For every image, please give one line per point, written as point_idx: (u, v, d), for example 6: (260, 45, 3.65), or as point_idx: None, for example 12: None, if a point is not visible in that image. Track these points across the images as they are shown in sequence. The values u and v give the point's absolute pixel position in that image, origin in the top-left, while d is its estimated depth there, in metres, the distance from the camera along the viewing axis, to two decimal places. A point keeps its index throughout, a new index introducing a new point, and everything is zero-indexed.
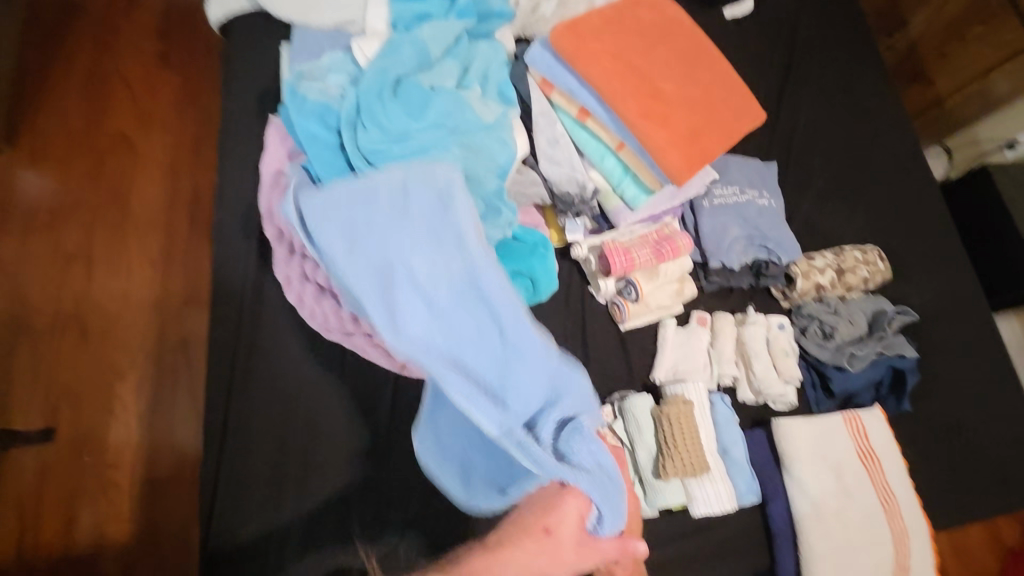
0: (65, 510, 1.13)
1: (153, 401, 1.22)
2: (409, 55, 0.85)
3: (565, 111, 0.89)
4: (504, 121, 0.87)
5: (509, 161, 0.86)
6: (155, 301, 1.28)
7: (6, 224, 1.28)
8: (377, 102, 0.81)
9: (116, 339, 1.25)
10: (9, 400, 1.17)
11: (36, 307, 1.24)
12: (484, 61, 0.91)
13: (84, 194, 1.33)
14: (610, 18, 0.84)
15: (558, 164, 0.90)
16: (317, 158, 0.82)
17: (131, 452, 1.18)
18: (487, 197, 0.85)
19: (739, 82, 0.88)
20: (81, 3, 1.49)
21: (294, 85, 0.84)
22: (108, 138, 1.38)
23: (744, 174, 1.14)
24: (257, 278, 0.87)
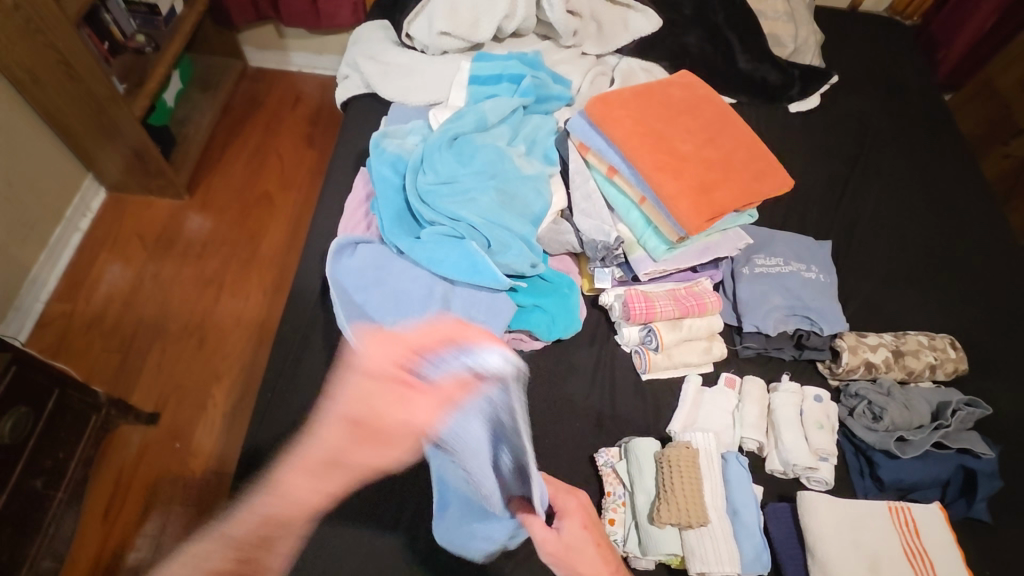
0: (147, 486, 1.31)
1: (237, 406, 1.42)
2: (470, 120, 1.04)
3: (598, 170, 1.00)
4: (542, 175, 1.01)
5: (542, 208, 0.99)
6: (259, 322, 1.54)
7: (171, 251, 1.64)
8: (436, 153, 1.00)
9: (223, 349, 1.50)
10: (134, 386, 1.43)
11: (173, 315, 1.54)
12: (534, 129, 1.07)
13: (230, 234, 1.68)
14: (642, 94, 0.97)
15: (588, 216, 1.00)
16: (383, 194, 1.01)
17: (209, 447, 1.37)
18: (517, 236, 0.95)
19: (764, 151, 0.95)
20: (264, 100, 1.98)
21: (379, 140, 1.06)
22: (257, 196, 1.76)
23: (792, 247, 1.13)
24: (322, 288, 1.04)
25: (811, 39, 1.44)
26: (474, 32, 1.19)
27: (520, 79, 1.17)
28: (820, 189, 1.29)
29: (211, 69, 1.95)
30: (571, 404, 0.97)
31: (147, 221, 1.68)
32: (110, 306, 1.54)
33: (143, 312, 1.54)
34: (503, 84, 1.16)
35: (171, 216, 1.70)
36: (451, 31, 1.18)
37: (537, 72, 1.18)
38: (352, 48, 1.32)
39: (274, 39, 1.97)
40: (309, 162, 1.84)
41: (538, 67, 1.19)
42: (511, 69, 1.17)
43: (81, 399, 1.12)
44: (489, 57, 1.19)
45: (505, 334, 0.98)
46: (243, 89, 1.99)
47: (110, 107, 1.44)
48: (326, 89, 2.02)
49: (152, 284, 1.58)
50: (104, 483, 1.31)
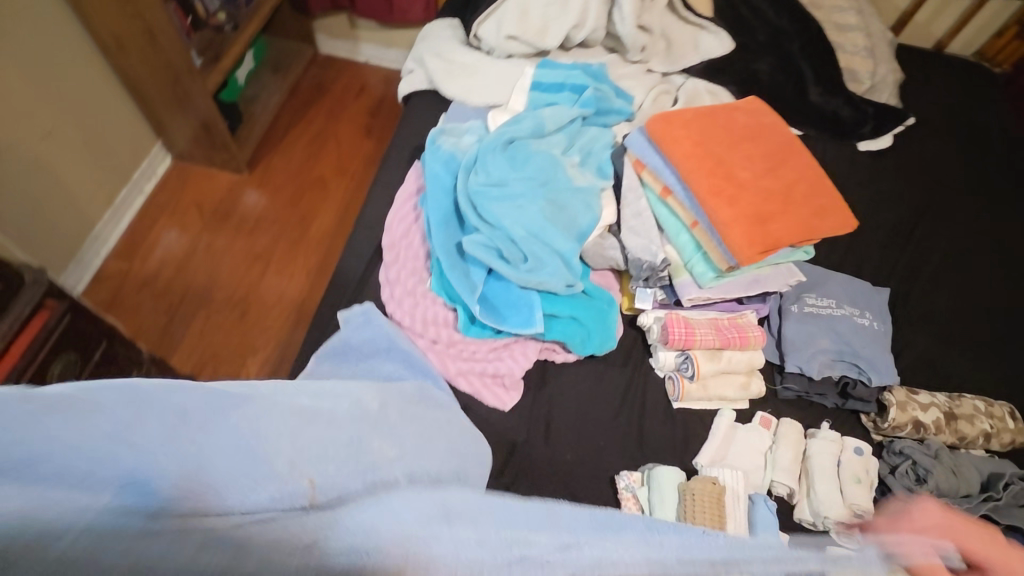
0: None
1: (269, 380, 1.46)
2: (528, 125, 1.03)
3: (651, 188, 0.98)
4: (594, 188, 1.00)
5: (590, 221, 0.97)
6: (299, 302, 1.58)
7: (225, 222, 1.70)
8: (490, 155, 1.00)
9: (262, 323, 1.54)
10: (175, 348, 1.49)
11: (220, 285, 1.59)
12: (591, 141, 1.06)
13: (282, 213, 1.73)
14: (704, 114, 0.95)
15: (638, 234, 0.98)
16: (432, 192, 1.01)
17: None
18: (558, 252, 0.94)
19: (828, 187, 0.91)
20: (329, 87, 2.03)
21: (435, 136, 1.07)
22: (311, 179, 1.81)
23: (847, 290, 1.08)
24: (364, 275, 1.05)
25: (889, 76, 1.37)
26: (541, 39, 1.19)
27: (582, 90, 1.16)
28: (883, 232, 1.23)
29: (283, 53, 2.02)
30: (597, 424, 0.95)
31: (206, 192, 1.75)
32: (163, 269, 1.60)
33: (192, 279, 1.59)
34: (565, 93, 1.16)
35: (229, 189, 1.77)
36: (518, 35, 1.18)
37: (599, 84, 1.17)
38: (419, 44, 1.35)
39: (346, 29, 2.02)
40: (365, 152, 1.88)
41: (602, 79, 1.18)
42: (574, 78, 1.16)
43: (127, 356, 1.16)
44: (553, 65, 1.18)
45: (537, 343, 0.97)
46: (311, 74, 2.06)
47: (186, 80, 1.51)
48: (389, 82, 2.06)
49: (203, 252, 1.64)
50: None
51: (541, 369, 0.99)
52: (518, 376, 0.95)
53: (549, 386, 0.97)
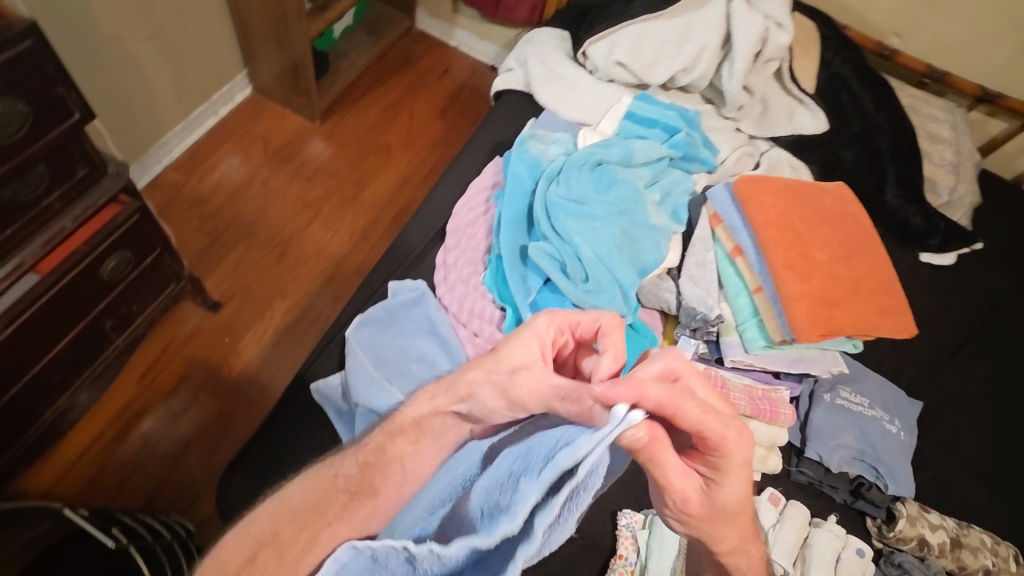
0: (186, 367, 1.37)
1: (291, 326, 1.47)
2: (617, 152, 1.05)
3: (721, 245, 0.99)
4: (666, 229, 1.01)
5: (655, 259, 0.98)
6: (337, 259, 1.59)
7: (286, 164, 1.72)
8: (575, 171, 1.01)
9: (297, 269, 1.56)
10: (209, 271, 1.50)
11: (265, 223, 1.61)
12: (672, 183, 1.07)
13: (342, 170, 1.76)
14: (797, 188, 0.96)
15: (696, 284, 0.98)
16: (509, 192, 1.03)
17: (252, 351, 1.42)
18: (618, 281, 0.94)
19: (896, 288, 0.92)
20: (416, 62, 2.06)
21: (524, 139, 1.09)
22: (378, 145, 1.83)
23: (881, 393, 1.08)
24: (421, 252, 1.07)
25: (968, 197, 1.38)
26: (649, 73, 1.18)
27: (674, 131, 1.17)
28: (926, 346, 1.23)
29: (382, 17, 2.05)
30: None
31: (276, 130, 1.78)
32: (216, 191, 1.62)
33: (241, 210, 1.61)
34: (656, 130, 1.17)
35: (298, 133, 1.79)
36: (626, 63, 1.18)
37: (691, 131, 1.18)
38: (525, 45, 1.37)
39: (447, 11, 2.05)
40: (435, 133, 1.90)
41: (694, 126, 1.19)
42: (669, 118, 1.17)
43: (171, 266, 1.18)
44: (652, 100, 1.20)
45: None
46: (402, 45, 2.09)
47: (291, 19, 1.54)
48: (474, 72, 2.09)
49: (259, 186, 1.66)
50: (152, 346, 1.37)
51: None
52: None
53: None
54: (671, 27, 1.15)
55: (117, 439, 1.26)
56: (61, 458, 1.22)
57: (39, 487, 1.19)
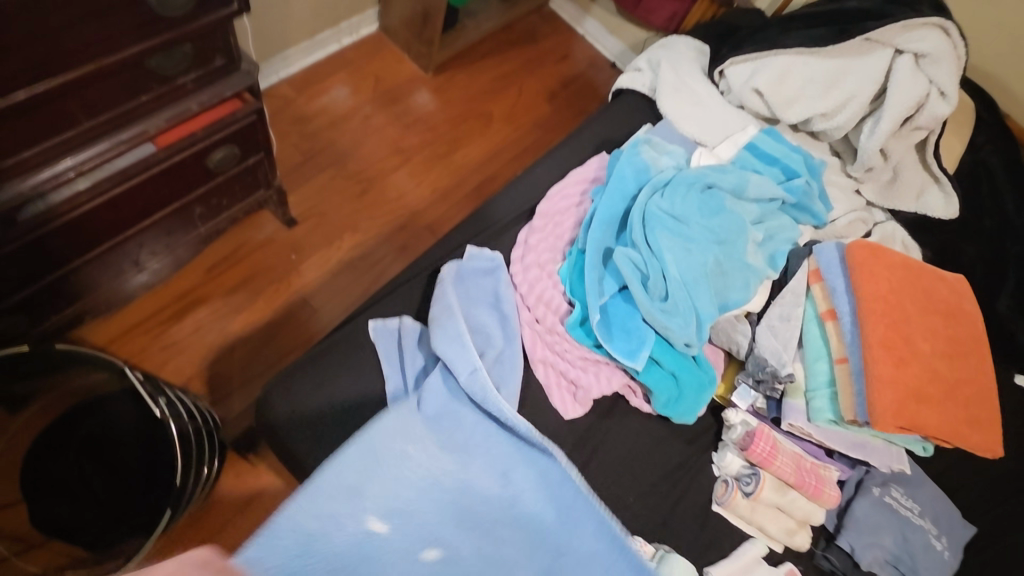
0: (250, 272, 1.41)
1: (354, 261, 1.50)
2: (730, 181, 1.00)
3: (813, 304, 0.93)
4: (760, 272, 0.96)
5: (740, 299, 0.93)
6: (413, 210, 1.61)
7: (390, 106, 1.75)
8: (683, 188, 0.97)
9: (373, 210, 1.58)
10: (293, 188, 1.54)
11: (356, 157, 1.64)
12: (778, 227, 1.01)
13: (440, 126, 1.77)
14: (922, 271, 0.90)
15: (774, 335, 0.93)
16: (609, 190, 1.00)
17: (313, 274, 1.46)
18: (696, 310, 0.91)
19: (992, 402, 0.85)
20: (539, 40, 2.04)
21: (638, 142, 1.06)
22: (481, 111, 1.83)
23: (935, 504, 0.99)
24: (504, 226, 1.06)
25: None
26: (785, 109, 1.12)
27: (792, 176, 1.11)
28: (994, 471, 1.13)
29: None
30: (635, 481, 0.91)
31: (390, 72, 1.80)
32: (320, 115, 1.67)
33: (338, 138, 1.65)
34: (775, 168, 1.11)
35: (409, 79, 1.81)
36: (763, 93, 1.12)
37: (810, 180, 1.12)
38: (661, 49, 1.32)
39: None
40: (539, 115, 1.89)
41: (815, 176, 1.13)
42: (791, 161, 1.11)
43: (265, 172, 1.21)
44: (778, 137, 1.14)
45: (625, 376, 0.94)
46: (530, 20, 2.07)
47: None
48: (593, 65, 2.05)
49: (359, 121, 1.69)
50: (225, 243, 1.42)
51: (612, 400, 0.96)
52: (593, 395, 0.92)
53: (611, 422, 0.94)
54: (824, 68, 1.09)
55: (173, 319, 1.32)
56: (122, 321, 1.29)
57: (96, 341, 1.26)
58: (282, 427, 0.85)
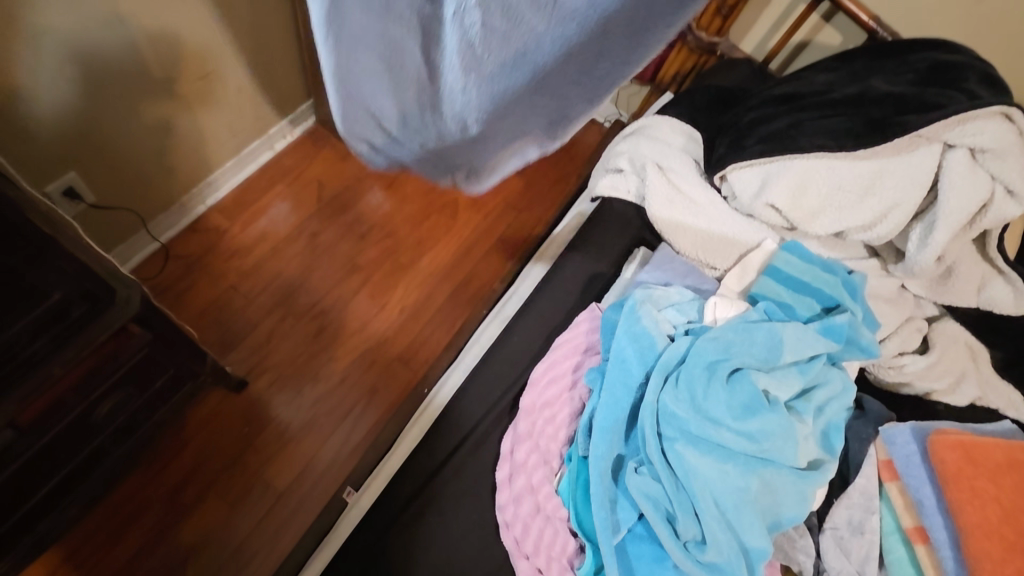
0: (196, 459, 1.20)
1: (319, 419, 1.28)
2: (761, 344, 0.79)
3: (894, 513, 0.72)
4: (815, 468, 0.74)
5: (795, 513, 0.72)
6: (381, 339, 1.39)
7: (340, 216, 1.52)
8: (702, 369, 0.76)
9: (333, 348, 1.36)
10: (239, 340, 1.33)
11: (308, 286, 1.41)
12: (829, 392, 0.79)
13: (401, 228, 1.54)
14: None
15: (846, 556, 0.72)
16: (609, 381, 0.78)
17: (271, 446, 1.24)
18: (742, 547, 0.69)
19: None
20: None
21: (637, 301, 0.84)
22: (445, 202, 1.60)
23: None
24: (483, 432, 0.86)
25: None
26: (809, 222, 0.91)
27: (832, 304, 0.89)
28: None
29: None
30: None
31: (335, 173, 1.57)
32: (260, 243, 1.44)
33: (284, 266, 1.42)
34: (807, 297, 0.89)
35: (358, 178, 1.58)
36: (782, 209, 0.90)
37: (855, 304, 0.89)
38: (641, 139, 1.06)
39: None
40: (511, 192, 1.66)
41: (859, 297, 0.91)
42: (829, 285, 0.89)
43: (189, 375, 0.98)
44: (807, 254, 0.92)
45: None
46: None
47: None
48: None
49: (306, 240, 1.47)
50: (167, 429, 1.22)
51: None
52: None
53: None
54: (854, 173, 0.87)
55: (109, 542, 1.11)
56: (50, 556, 1.08)
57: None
58: None
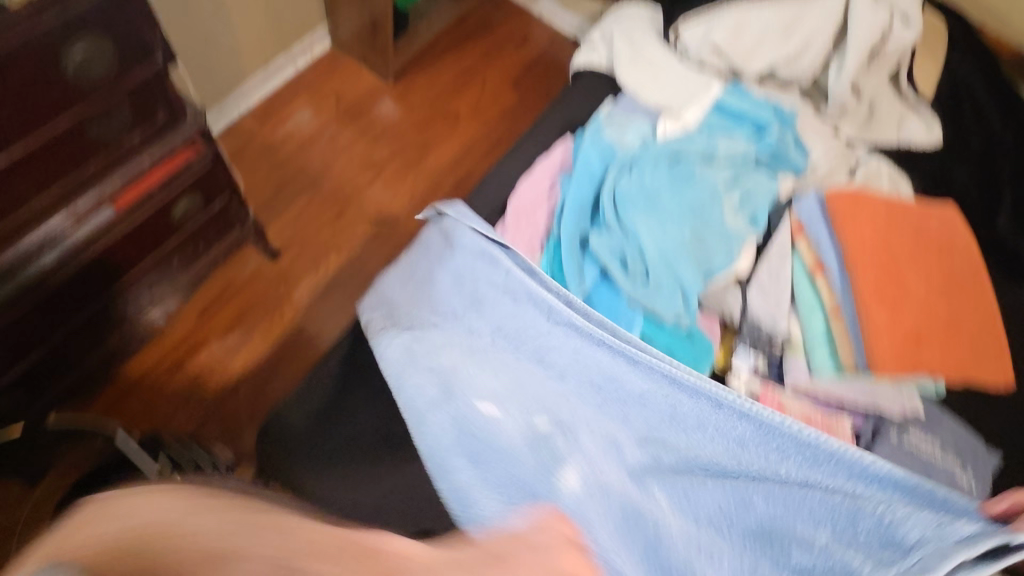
0: (239, 310, 1.41)
1: (342, 282, 1.49)
2: (699, 148, 0.99)
3: (801, 259, 0.92)
4: (741, 234, 0.94)
5: (724, 265, 0.91)
6: (394, 222, 1.59)
7: (355, 122, 1.72)
8: (651, 163, 0.96)
9: (352, 228, 1.57)
10: (272, 219, 1.54)
11: (329, 177, 1.62)
12: (755, 184, 0.98)
13: (409, 132, 1.74)
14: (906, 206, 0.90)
15: (764, 295, 0.91)
16: (577, 176, 0.98)
17: (302, 302, 1.44)
18: (680, 283, 0.89)
19: (998, 328, 0.85)
20: (495, 28, 2.00)
21: (601, 123, 1.04)
22: (447, 111, 1.80)
23: (955, 440, 0.96)
24: None
25: None
26: (746, 59, 1.13)
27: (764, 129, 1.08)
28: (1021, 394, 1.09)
29: None
30: None
31: (349, 87, 1.77)
32: (286, 142, 1.65)
33: (309, 161, 1.63)
34: (744, 125, 1.09)
35: (370, 91, 1.78)
36: (723, 47, 1.13)
37: (783, 129, 1.08)
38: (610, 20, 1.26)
39: None
40: (506, 104, 1.85)
41: (789, 125, 1.10)
42: (761, 113, 1.08)
43: (236, 213, 1.19)
44: (745, 92, 1.11)
45: None
46: (483, 9, 2.02)
47: None
48: (555, 44, 2.00)
49: (326, 141, 1.67)
50: (213, 285, 1.43)
51: None
52: None
53: None
54: (776, 17, 1.12)
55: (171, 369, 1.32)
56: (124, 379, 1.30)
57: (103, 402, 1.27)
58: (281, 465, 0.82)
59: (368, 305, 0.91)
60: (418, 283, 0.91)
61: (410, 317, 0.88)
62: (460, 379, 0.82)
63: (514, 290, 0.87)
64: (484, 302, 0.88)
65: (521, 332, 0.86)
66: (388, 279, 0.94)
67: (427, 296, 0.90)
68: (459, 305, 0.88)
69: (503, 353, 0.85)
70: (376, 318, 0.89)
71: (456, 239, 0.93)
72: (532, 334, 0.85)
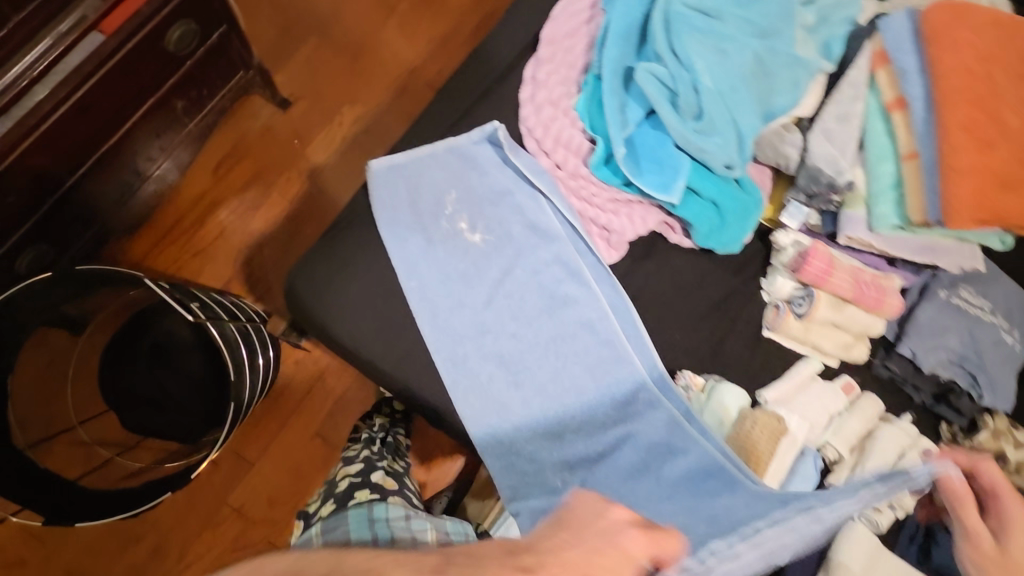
0: (257, 165, 1.35)
1: (360, 136, 1.39)
2: None
3: (878, 93, 0.80)
4: (812, 65, 0.81)
5: (787, 104, 0.81)
6: (411, 68, 1.45)
7: None
8: None
9: (367, 75, 1.43)
10: (281, 66, 1.42)
11: (339, 16, 1.45)
12: (833, 5, 0.84)
13: None
14: (1013, 27, 0.76)
15: (828, 139, 0.81)
16: None
17: (319, 158, 1.37)
18: (736, 123, 0.79)
19: None
20: None
21: None
22: None
23: (1007, 300, 0.92)
24: (508, 65, 0.92)
25: None
26: None
27: None
28: None
29: None
30: (678, 317, 0.89)
31: None
32: None
33: None
34: None
35: None
36: None
37: None
38: None
39: None
40: None
41: None
42: None
43: (239, 51, 1.06)
44: None
45: (661, 213, 0.87)
46: None
47: None
48: None
49: None
50: (226, 137, 1.36)
51: (651, 240, 0.90)
52: (628, 238, 0.86)
53: (649, 263, 0.89)
54: None
55: (196, 224, 1.30)
56: (150, 234, 1.29)
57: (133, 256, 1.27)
58: (316, 308, 0.80)
59: (419, 272, 0.81)
60: (496, 284, 0.83)
61: (486, 315, 0.82)
62: (546, 454, 0.80)
63: (607, 338, 0.83)
64: (593, 350, 0.83)
65: (608, 382, 0.82)
66: (456, 241, 0.83)
67: (513, 305, 0.83)
68: (560, 329, 0.83)
69: (574, 376, 0.82)
70: (458, 330, 0.81)
71: (552, 232, 0.85)
72: (626, 386, 0.82)
